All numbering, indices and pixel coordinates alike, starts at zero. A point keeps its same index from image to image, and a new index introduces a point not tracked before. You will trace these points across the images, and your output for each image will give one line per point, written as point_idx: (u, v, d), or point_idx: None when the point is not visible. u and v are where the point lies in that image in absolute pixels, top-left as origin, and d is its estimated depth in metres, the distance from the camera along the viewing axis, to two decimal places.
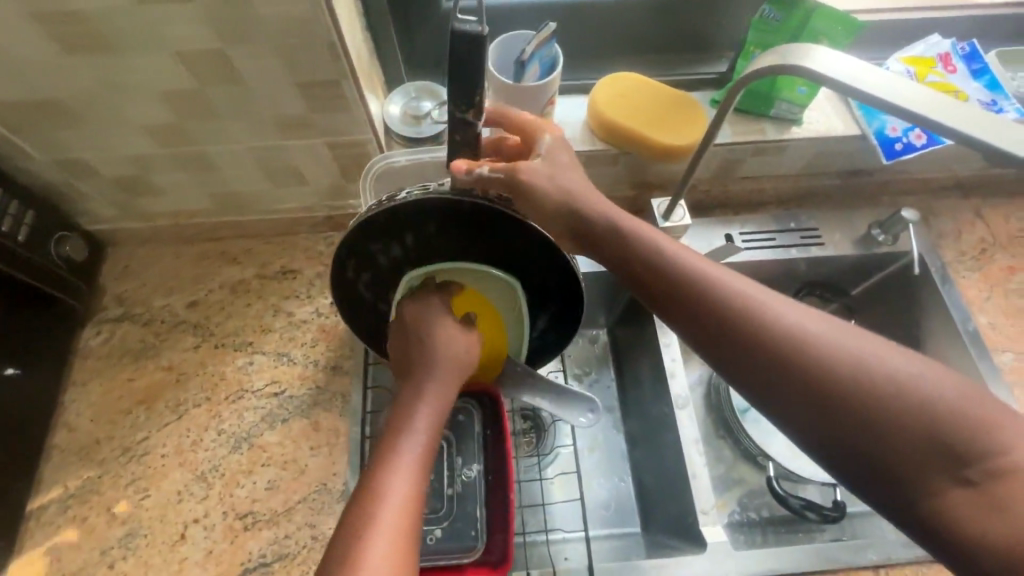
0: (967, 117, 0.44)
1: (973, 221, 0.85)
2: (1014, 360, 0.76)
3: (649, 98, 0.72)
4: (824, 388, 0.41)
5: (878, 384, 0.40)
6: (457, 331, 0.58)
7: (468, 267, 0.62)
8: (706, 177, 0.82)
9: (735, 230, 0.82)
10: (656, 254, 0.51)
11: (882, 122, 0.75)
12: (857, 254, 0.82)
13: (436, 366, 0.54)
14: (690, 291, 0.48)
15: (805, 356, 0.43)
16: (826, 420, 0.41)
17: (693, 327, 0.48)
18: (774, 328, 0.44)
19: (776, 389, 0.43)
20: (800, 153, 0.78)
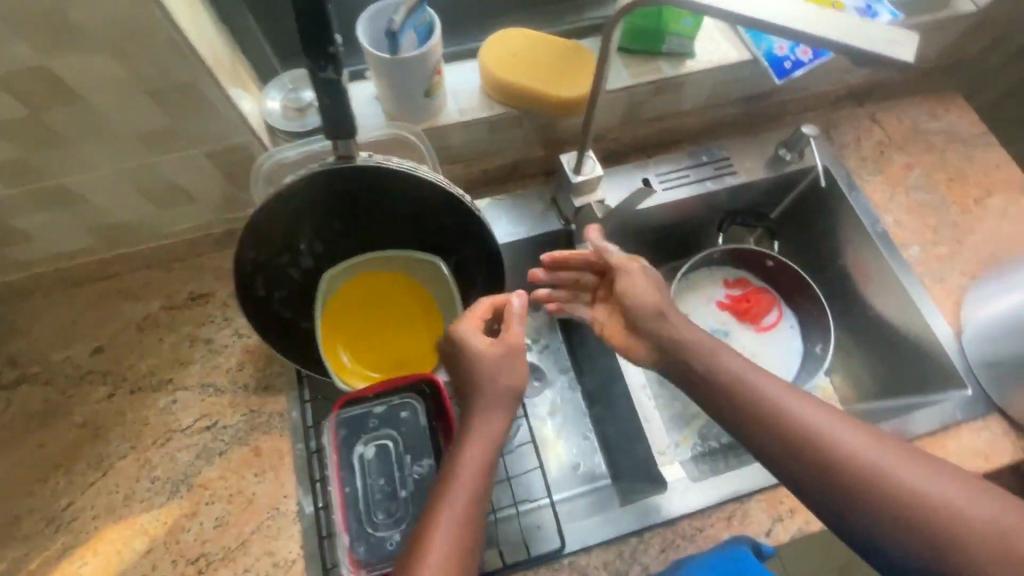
0: (829, 22, 0.44)
1: (869, 126, 0.89)
2: (921, 251, 0.80)
3: (541, 52, 0.69)
4: (863, 491, 0.47)
5: (891, 479, 0.47)
6: (503, 353, 0.57)
7: (413, 253, 0.66)
8: (615, 126, 0.80)
9: (651, 174, 0.82)
10: (710, 366, 0.57)
11: (769, 42, 0.74)
12: (770, 176, 0.84)
13: (482, 393, 0.56)
14: (738, 402, 0.54)
15: (853, 465, 0.48)
16: (868, 521, 0.47)
17: (745, 433, 0.54)
18: (814, 437, 0.50)
19: (819, 490, 0.49)
20: (698, 86, 0.77)
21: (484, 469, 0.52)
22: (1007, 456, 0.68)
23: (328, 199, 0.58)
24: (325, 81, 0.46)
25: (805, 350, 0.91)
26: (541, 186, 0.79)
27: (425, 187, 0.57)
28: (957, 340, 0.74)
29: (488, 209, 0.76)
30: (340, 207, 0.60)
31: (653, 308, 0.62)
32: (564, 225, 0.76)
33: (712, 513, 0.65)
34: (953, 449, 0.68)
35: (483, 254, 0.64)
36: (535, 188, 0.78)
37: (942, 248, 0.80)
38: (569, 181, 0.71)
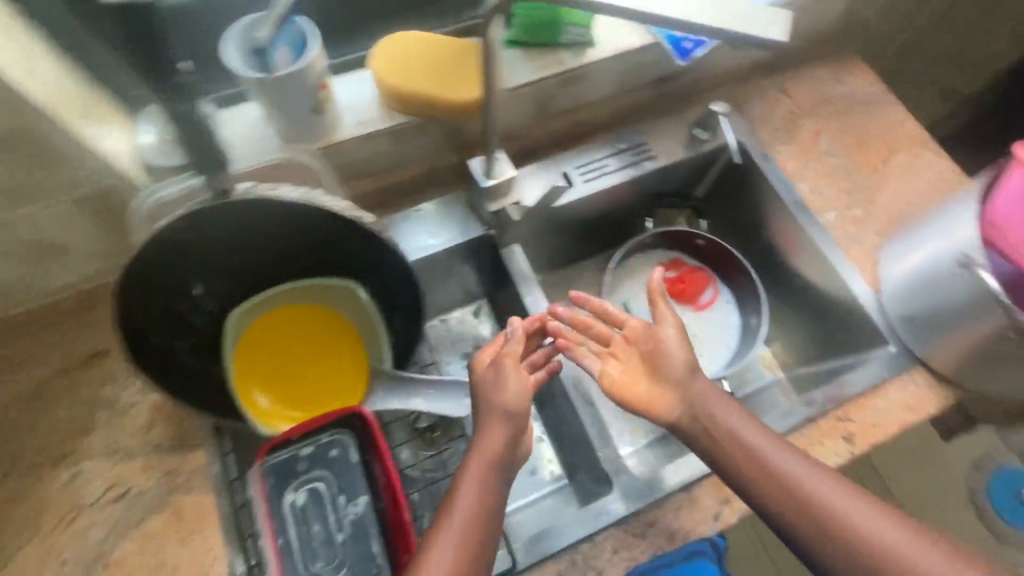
0: (701, 4, 0.42)
1: (778, 97, 0.90)
2: (837, 216, 0.81)
3: (433, 55, 0.65)
4: (823, 525, 0.56)
5: (845, 519, 0.56)
6: (519, 379, 0.62)
7: (327, 282, 0.63)
8: (527, 123, 0.78)
9: (571, 167, 0.81)
10: (700, 403, 0.62)
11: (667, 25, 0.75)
12: (688, 156, 0.85)
13: (493, 412, 0.61)
14: (723, 441, 0.61)
15: (822, 506, 0.57)
16: (820, 549, 0.57)
17: (725, 465, 0.61)
18: (789, 478, 0.58)
19: (787, 520, 0.58)
20: (605, 74, 0.76)
21: (487, 484, 0.58)
22: (932, 408, 0.70)
23: (210, 237, 0.53)
24: (179, 105, 0.44)
25: (742, 324, 0.92)
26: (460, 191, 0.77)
27: (315, 212, 0.53)
28: (877, 298, 0.75)
29: (404, 225, 0.73)
30: (226, 244, 0.55)
31: (674, 363, 0.64)
32: (487, 230, 0.74)
33: (662, 506, 0.65)
34: (882, 407, 0.69)
35: (393, 273, 0.61)
36: (454, 193, 0.75)
37: (857, 210, 0.81)
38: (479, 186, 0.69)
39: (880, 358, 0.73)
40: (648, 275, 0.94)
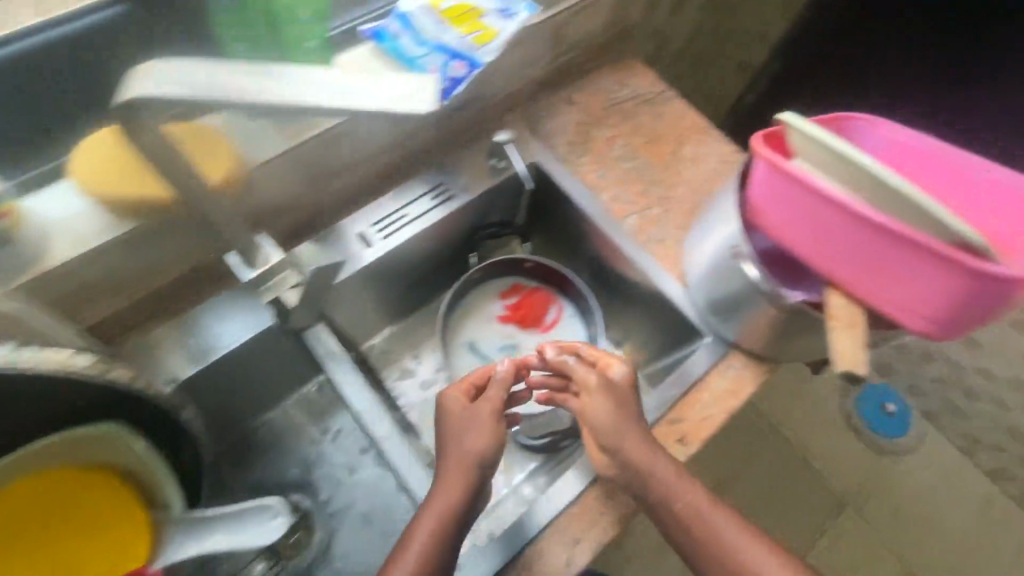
0: (347, 83, 0.38)
1: (568, 109, 0.89)
2: (638, 219, 0.82)
3: (122, 170, 0.55)
4: (698, 529, 0.62)
5: (715, 525, 0.62)
6: (487, 424, 0.65)
7: (72, 435, 0.51)
8: (302, 193, 0.71)
9: (367, 224, 0.76)
10: (614, 428, 0.65)
11: (421, 67, 0.68)
12: (488, 188, 0.82)
13: (457, 460, 0.63)
14: (625, 460, 0.63)
15: (697, 513, 0.62)
16: (694, 553, 0.61)
17: (625, 480, 0.64)
18: (676, 491, 0.62)
19: (670, 526, 0.63)
20: (373, 126, 0.71)
21: (433, 544, 0.59)
22: (752, 386, 0.73)
23: None
24: None
25: (587, 335, 0.93)
26: (232, 286, 0.71)
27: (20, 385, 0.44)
28: (688, 291, 0.77)
29: (168, 340, 0.66)
30: None
31: (626, 416, 0.66)
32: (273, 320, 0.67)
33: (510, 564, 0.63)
34: (708, 399, 0.71)
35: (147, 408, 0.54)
36: (221, 293, 0.70)
37: (656, 210, 0.83)
38: (240, 282, 0.61)
39: (701, 349, 0.75)
40: (486, 310, 0.95)
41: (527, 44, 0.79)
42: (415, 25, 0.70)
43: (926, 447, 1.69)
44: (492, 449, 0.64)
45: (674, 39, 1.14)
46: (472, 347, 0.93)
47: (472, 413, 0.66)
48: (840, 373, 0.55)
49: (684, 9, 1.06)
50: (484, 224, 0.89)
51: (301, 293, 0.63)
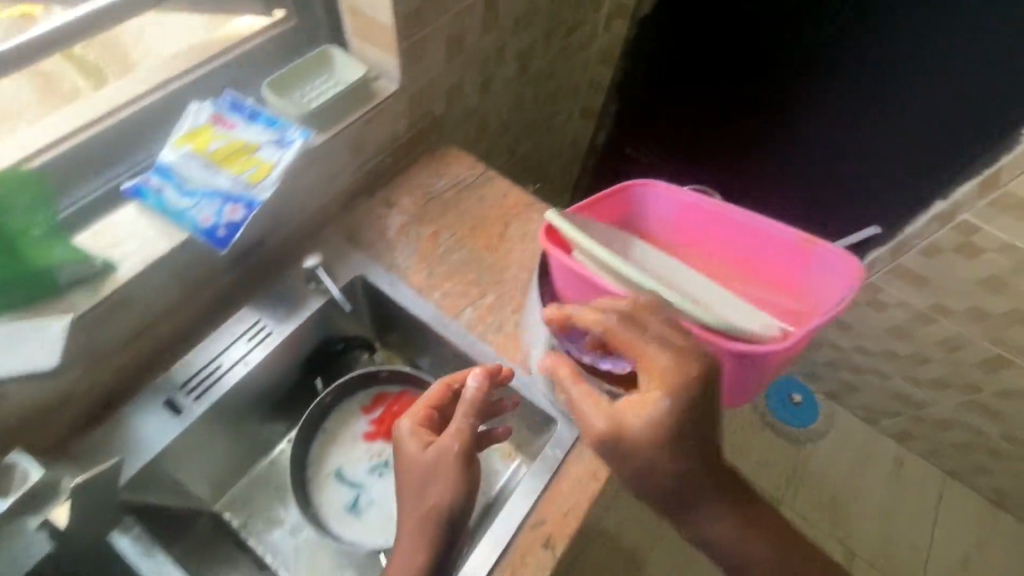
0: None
1: (387, 213, 0.88)
2: (474, 310, 0.81)
3: None
4: (714, 527, 0.58)
5: (732, 516, 0.58)
6: (446, 463, 0.62)
7: None
8: (81, 378, 0.64)
9: (175, 387, 0.70)
10: (653, 438, 0.53)
11: (190, 217, 0.65)
12: (311, 315, 0.78)
13: (422, 503, 0.62)
14: (654, 473, 0.55)
15: (715, 511, 0.58)
16: (712, 543, 0.59)
17: (656, 489, 0.56)
18: (701, 491, 0.57)
19: (690, 519, 0.58)
20: (154, 288, 0.65)
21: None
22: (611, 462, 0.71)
23: None
24: None
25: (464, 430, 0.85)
26: None
27: None
28: (531, 379, 0.76)
29: None
30: None
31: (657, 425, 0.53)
32: (55, 543, 0.56)
33: None
34: (567, 488, 0.69)
35: None
36: None
37: (490, 297, 0.82)
38: None
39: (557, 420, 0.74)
40: (348, 430, 0.86)
41: (316, 164, 0.77)
42: (180, 175, 0.67)
43: (836, 427, 1.77)
44: (455, 500, 0.61)
45: (495, 113, 1.17)
46: (340, 476, 0.83)
47: (431, 459, 0.63)
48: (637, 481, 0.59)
49: (494, 87, 1.09)
50: (335, 338, 0.88)
51: (70, 509, 0.55)
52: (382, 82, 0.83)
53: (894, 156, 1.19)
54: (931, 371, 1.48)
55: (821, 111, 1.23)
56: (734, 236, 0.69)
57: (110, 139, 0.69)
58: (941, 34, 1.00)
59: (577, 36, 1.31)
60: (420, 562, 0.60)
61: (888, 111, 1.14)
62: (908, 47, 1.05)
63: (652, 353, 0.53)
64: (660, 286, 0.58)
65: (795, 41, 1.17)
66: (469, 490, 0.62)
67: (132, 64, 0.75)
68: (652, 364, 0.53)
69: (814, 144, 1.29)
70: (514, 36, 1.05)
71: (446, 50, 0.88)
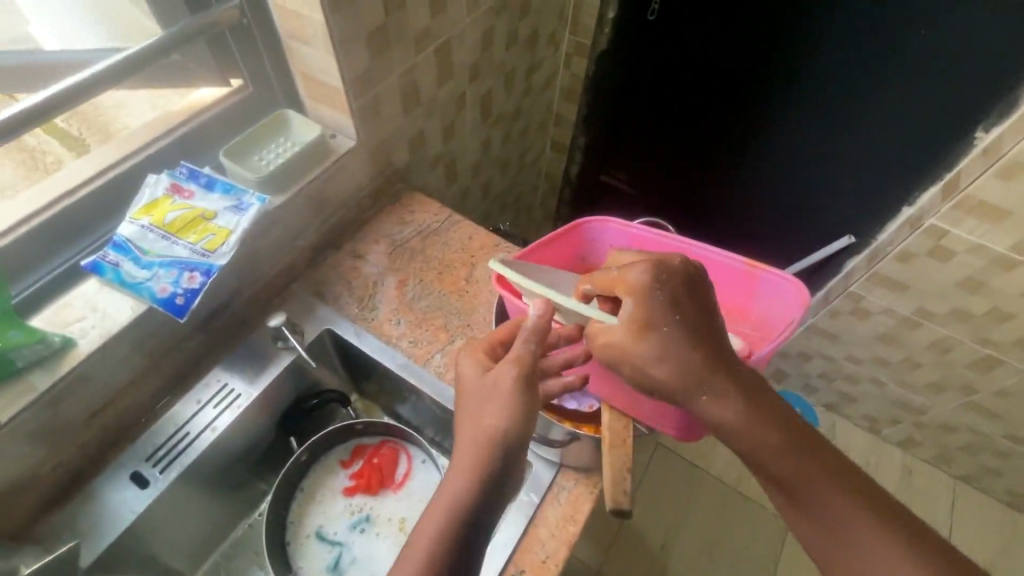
0: None
1: (355, 264, 0.88)
2: (444, 355, 0.81)
3: None
4: (729, 425, 0.53)
5: (751, 417, 0.52)
6: (510, 388, 0.56)
7: None
8: (43, 459, 0.63)
9: (142, 459, 0.69)
10: (631, 335, 0.55)
11: (149, 287, 0.65)
12: (280, 372, 0.78)
13: (482, 429, 0.55)
14: (641, 372, 0.55)
15: (730, 410, 0.53)
16: (736, 444, 0.54)
17: (651, 385, 0.55)
18: (707, 385, 0.53)
19: (704, 419, 0.54)
20: (117, 362, 0.66)
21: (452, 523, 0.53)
22: (589, 501, 0.70)
23: None
24: None
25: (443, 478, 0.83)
26: None
27: None
28: None
29: None
30: None
31: (636, 328, 0.54)
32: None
33: None
34: (546, 534, 0.67)
35: None
36: None
37: (460, 340, 0.82)
38: None
39: (534, 461, 0.72)
40: (326, 487, 0.84)
41: (277, 225, 0.78)
42: (138, 248, 0.68)
43: (840, 438, 1.74)
44: (513, 429, 0.55)
45: (462, 156, 1.20)
46: (320, 536, 0.81)
47: (489, 383, 0.57)
48: (608, 507, 0.55)
49: (457, 132, 1.12)
50: (308, 393, 0.84)
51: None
52: (339, 140, 0.85)
53: (856, 163, 1.20)
54: (923, 376, 1.44)
55: (791, 122, 1.23)
56: None
57: (73, 217, 0.70)
58: (890, 39, 1.01)
59: (538, 76, 1.35)
60: (464, 497, 0.53)
61: (847, 120, 1.15)
62: (858, 57, 1.06)
63: (628, 273, 0.57)
64: (597, 312, 0.59)
65: (757, 57, 1.17)
66: (519, 453, 0.56)
67: (111, 135, 0.78)
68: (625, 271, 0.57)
69: (777, 157, 1.31)
70: (472, 84, 1.08)
71: (403, 104, 0.91)
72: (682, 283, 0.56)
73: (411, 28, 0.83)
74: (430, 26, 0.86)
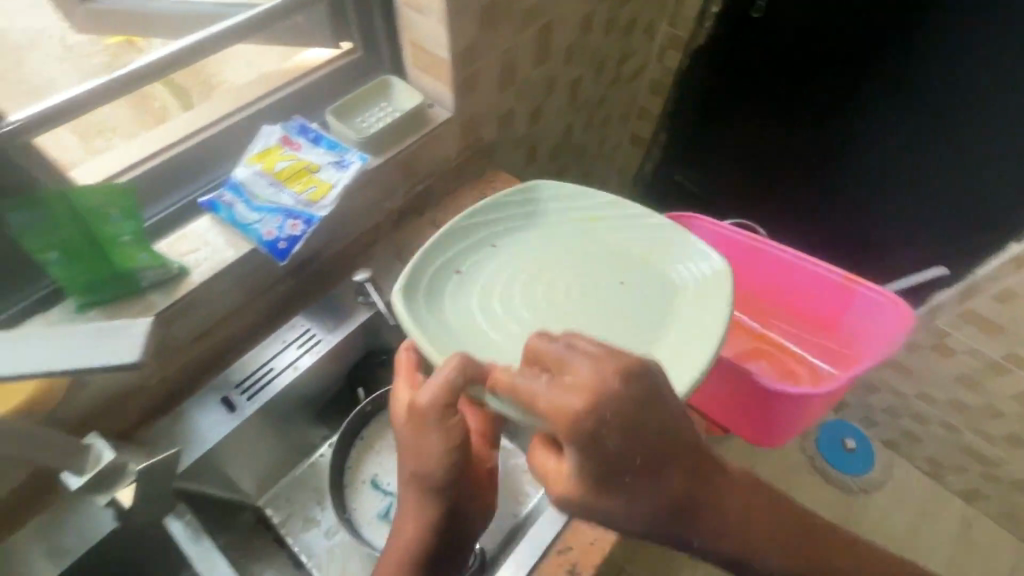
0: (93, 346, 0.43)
1: (435, 233, 0.91)
2: None
3: None
4: (723, 544, 0.53)
5: (740, 531, 0.53)
6: (436, 443, 0.51)
7: None
8: (151, 373, 0.70)
9: (231, 386, 0.75)
10: (604, 488, 0.46)
11: (257, 229, 0.71)
12: (358, 325, 0.82)
13: (413, 475, 0.54)
14: (618, 521, 0.48)
15: (721, 530, 0.52)
16: (731, 554, 0.54)
17: (633, 529, 0.49)
18: (696, 520, 0.50)
19: (694, 544, 0.52)
20: (221, 295, 0.72)
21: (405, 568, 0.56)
22: None
23: None
24: None
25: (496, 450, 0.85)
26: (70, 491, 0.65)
27: None
28: None
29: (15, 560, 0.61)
30: None
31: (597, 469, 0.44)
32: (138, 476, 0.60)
33: None
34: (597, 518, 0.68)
35: None
36: (66, 502, 0.64)
37: None
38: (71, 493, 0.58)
39: None
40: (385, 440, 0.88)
41: (371, 186, 0.82)
42: (250, 192, 0.73)
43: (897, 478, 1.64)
44: (449, 478, 0.53)
45: (544, 140, 1.20)
46: (375, 484, 0.85)
47: (414, 443, 0.53)
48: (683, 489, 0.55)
49: (543, 115, 1.12)
50: (378, 350, 0.88)
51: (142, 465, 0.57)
52: (436, 111, 0.88)
53: (967, 187, 1.11)
54: (1004, 426, 1.34)
55: (898, 135, 1.15)
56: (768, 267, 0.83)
57: (194, 156, 0.76)
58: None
59: (630, 66, 1.33)
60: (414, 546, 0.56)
61: (965, 138, 1.07)
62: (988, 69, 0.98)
63: (556, 398, 0.42)
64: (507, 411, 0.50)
65: (870, 63, 1.10)
66: None
67: (228, 87, 0.84)
68: (556, 410, 0.42)
69: (874, 173, 1.23)
70: (566, 68, 1.08)
71: (499, 81, 0.92)
72: (633, 415, 0.42)
73: (519, 5, 0.83)
74: (538, 4, 0.87)
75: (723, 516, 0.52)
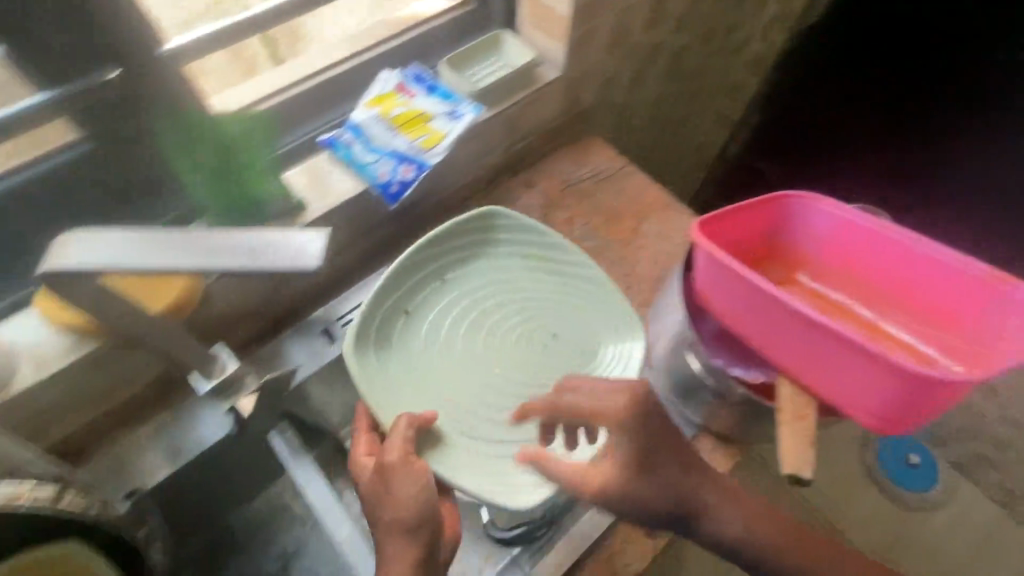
0: (209, 245, 0.44)
1: (528, 193, 0.92)
2: None
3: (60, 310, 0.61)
4: (738, 543, 0.59)
5: (753, 535, 0.60)
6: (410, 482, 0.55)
7: None
8: (264, 298, 0.75)
9: (333, 318, 0.78)
10: (632, 477, 0.55)
11: (372, 170, 0.73)
12: None
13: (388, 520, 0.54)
14: (640, 510, 0.56)
15: (736, 529, 0.59)
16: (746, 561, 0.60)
17: (653, 518, 0.57)
18: (711, 510, 0.58)
19: (709, 540, 0.59)
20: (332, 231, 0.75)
21: None
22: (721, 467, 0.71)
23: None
24: None
25: None
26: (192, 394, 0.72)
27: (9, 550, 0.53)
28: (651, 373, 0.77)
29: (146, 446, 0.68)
30: None
31: (630, 457, 0.56)
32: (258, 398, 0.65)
33: None
34: None
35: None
36: (189, 402, 0.71)
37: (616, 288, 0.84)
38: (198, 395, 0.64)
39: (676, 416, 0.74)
40: None
41: (475, 141, 0.83)
42: (367, 134, 0.76)
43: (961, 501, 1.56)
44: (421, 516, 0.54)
45: (637, 111, 1.18)
46: None
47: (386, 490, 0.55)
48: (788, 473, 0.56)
49: (642, 83, 1.09)
50: None
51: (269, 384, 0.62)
52: (543, 69, 0.86)
53: None
54: None
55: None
56: (882, 260, 0.68)
57: (315, 96, 0.79)
58: None
59: (732, 41, 1.28)
60: None
61: None
62: None
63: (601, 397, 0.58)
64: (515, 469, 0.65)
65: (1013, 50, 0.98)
66: None
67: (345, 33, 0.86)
68: (600, 410, 0.57)
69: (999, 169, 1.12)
70: (672, 36, 1.04)
71: (608, 44, 0.90)
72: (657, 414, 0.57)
73: None
74: None
75: (735, 520, 0.59)
